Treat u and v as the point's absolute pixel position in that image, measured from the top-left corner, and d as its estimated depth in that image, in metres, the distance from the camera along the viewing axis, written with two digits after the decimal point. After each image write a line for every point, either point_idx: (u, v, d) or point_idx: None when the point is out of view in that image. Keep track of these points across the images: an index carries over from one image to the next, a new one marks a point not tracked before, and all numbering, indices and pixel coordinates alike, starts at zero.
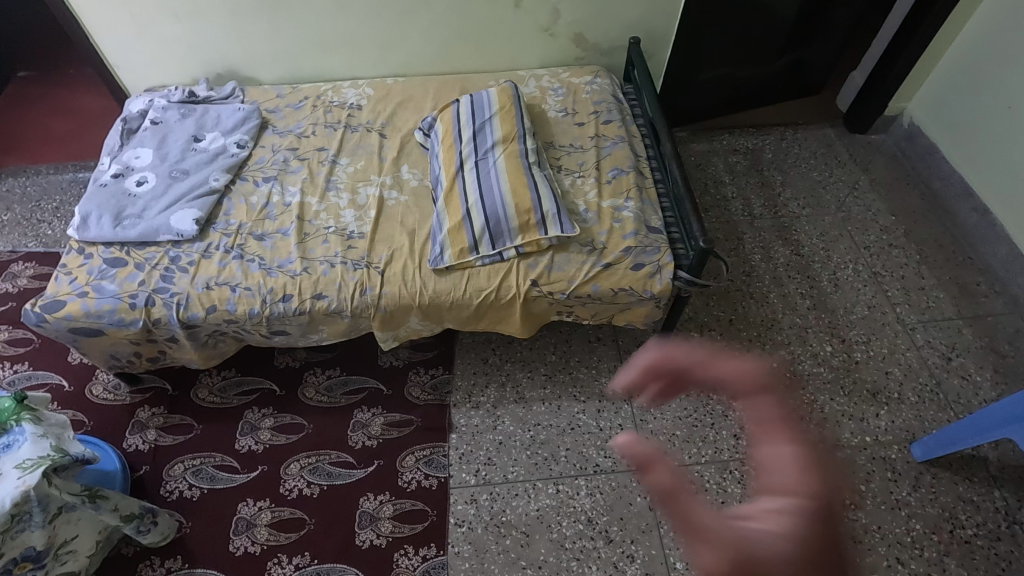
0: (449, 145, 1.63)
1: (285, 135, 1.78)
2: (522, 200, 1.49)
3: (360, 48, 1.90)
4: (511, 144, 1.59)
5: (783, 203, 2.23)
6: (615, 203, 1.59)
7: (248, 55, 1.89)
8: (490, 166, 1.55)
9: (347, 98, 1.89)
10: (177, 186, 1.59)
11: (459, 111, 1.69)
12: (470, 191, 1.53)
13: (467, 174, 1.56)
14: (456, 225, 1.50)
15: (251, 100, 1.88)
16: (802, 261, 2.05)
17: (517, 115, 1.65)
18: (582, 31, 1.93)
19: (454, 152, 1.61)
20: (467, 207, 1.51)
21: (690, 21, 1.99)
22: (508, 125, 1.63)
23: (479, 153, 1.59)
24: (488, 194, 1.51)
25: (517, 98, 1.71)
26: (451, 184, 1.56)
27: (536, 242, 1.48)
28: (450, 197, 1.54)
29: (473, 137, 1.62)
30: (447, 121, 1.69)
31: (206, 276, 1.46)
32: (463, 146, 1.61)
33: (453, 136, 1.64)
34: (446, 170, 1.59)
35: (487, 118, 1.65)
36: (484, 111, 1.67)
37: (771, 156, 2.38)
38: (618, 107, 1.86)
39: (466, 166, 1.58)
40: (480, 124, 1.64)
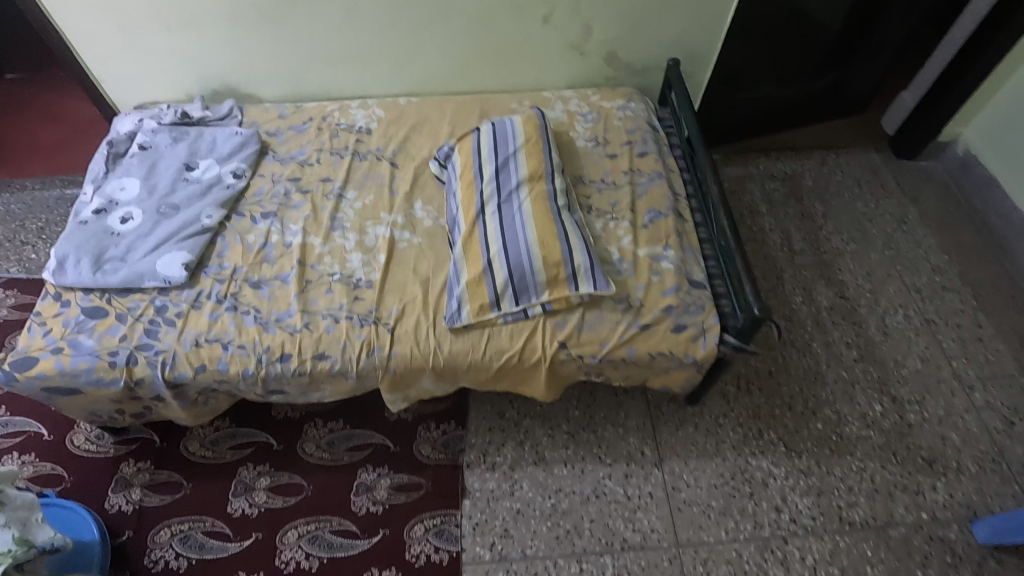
0: (467, 182, 1.46)
1: (287, 163, 1.62)
2: (550, 251, 1.31)
3: (370, 64, 1.72)
4: (537, 184, 1.41)
5: (826, 238, 2.04)
6: (652, 252, 1.43)
7: (247, 72, 1.72)
8: (515, 210, 1.38)
9: (355, 120, 1.72)
10: (166, 224, 1.42)
11: (479, 144, 1.52)
12: (492, 238, 1.35)
13: (488, 218, 1.38)
14: (475, 277, 1.33)
15: (249, 120, 1.71)
16: (847, 305, 1.88)
17: (543, 150, 1.48)
18: (615, 49, 1.75)
19: (474, 191, 1.44)
20: (489, 256, 1.34)
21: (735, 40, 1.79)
22: (534, 162, 1.45)
23: (501, 192, 1.41)
24: (511, 242, 1.33)
25: (545, 129, 1.54)
26: (471, 228, 1.39)
27: (565, 298, 1.31)
28: (470, 244, 1.37)
29: (494, 174, 1.44)
30: (466, 154, 1.52)
31: (196, 330, 1.30)
32: (483, 184, 1.44)
33: (472, 171, 1.47)
34: (464, 213, 1.42)
35: (510, 152, 1.47)
36: (508, 143, 1.49)
37: (812, 183, 2.20)
38: (655, 136, 1.68)
39: (486, 208, 1.40)
40: (502, 160, 1.46)
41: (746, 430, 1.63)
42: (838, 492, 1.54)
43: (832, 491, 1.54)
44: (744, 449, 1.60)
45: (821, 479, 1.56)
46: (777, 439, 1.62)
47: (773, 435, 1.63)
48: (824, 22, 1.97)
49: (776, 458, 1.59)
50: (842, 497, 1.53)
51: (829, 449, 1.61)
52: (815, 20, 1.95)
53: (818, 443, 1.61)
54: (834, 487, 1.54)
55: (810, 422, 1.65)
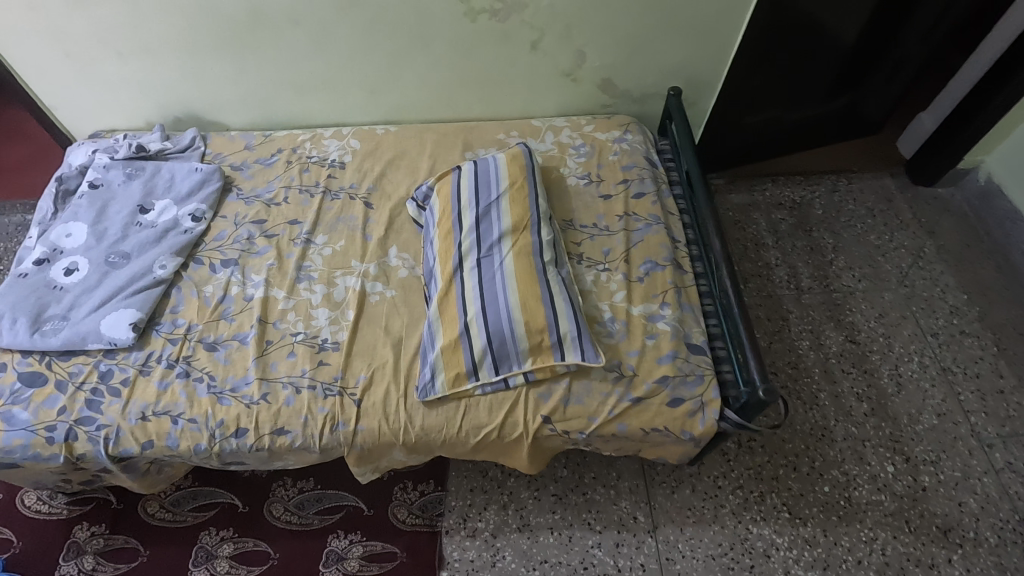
0: (444, 231, 1.32)
1: (251, 202, 1.49)
2: (533, 316, 1.18)
3: (343, 91, 1.58)
4: (520, 236, 1.28)
5: (835, 274, 1.91)
6: (647, 310, 1.30)
7: (210, 99, 1.59)
8: (496, 266, 1.25)
9: (327, 152, 1.59)
10: (114, 276, 1.30)
11: (458, 187, 1.38)
12: (470, 299, 1.22)
13: (466, 274, 1.25)
14: (450, 343, 1.20)
15: (213, 152, 1.58)
16: (858, 351, 1.76)
17: (529, 195, 1.35)
18: (610, 76, 1.61)
19: (451, 242, 1.30)
20: (466, 320, 1.21)
21: (743, 67, 1.65)
22: (519, 211, 1.32)
23: (481, 245, 1.28)
24: (491, 305, 1.20)
25: (532, 170, 1.40)
26: (447, 285, 1.26)
27: (549, 368, 1.19)
28: (445, 304, 1.24)
29: (474, 224, 1.31)
30: (444, 197, 1.39)
31: (142, 401, 1.18)
32: (461, 234, 1.30)
33: (450, 219, 1.34)
34: (440, 267, 1.29)
35: (492, 198, 1.34)
36: (490, 187, 1.36)
37: (822, 213, 2.06)
38: (653, 173, 1.54)
39: (465, 263, 1.27)
40: (483, 207, 1.33)
41: (747, 493, 1.52)
42: (845, 566, 1.42)
43: (839, 564, 1.42)
44: (744, 515, 1.49)
45: (827, 550, 1.44)
46: (780, 504, 1.50)
47: (776, 499, 1.51)
48: (840, 42, 1.82)
49: (779, 526, 1.47)
50: (850, 571, 1.41)
51: (836, 516, 1.49)
52: (829, 41, 1.80)
53: (825, 509, 1.50)
54: (841, 560, 1.43)
55: (816, 485, 1.53)
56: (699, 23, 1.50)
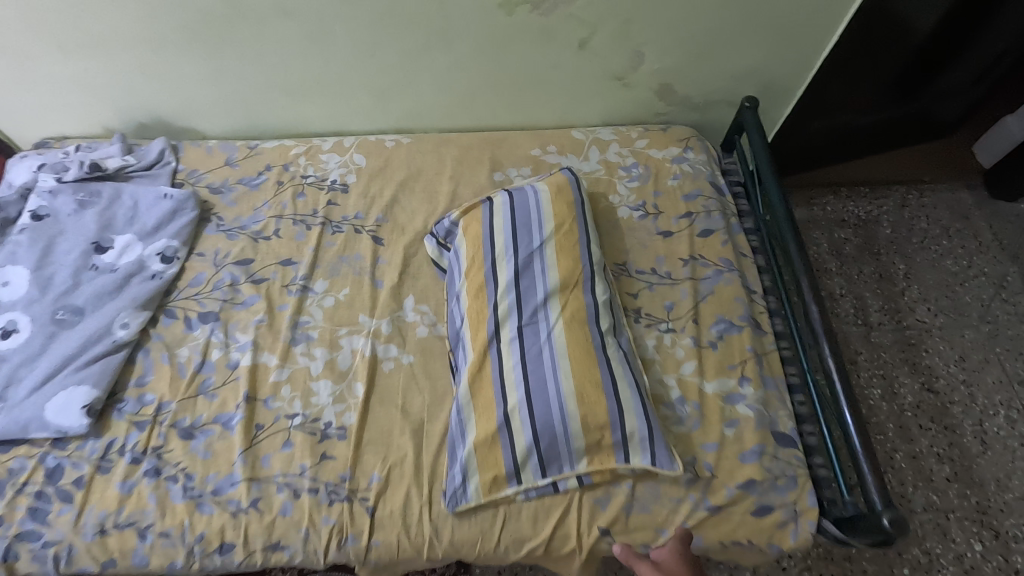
0: (475, 286, 1.06)
1: (235, 235, 1.22)
2: (590, 409, 0.94)
3: (345, 94, 1.30)
4: (571, 298, 1.03)
5: (908, 308, 1.68)
6: (724, 388, 1.07)
7: (182, 103, 1.29)
8: (542, 340, 1.00)
9: (326, 170, 1.31)
10: (63, 340, 1.05)
11: (490, 227, 1.11)
12: (511, 382, 0.98)
13: (504, 349, 1.00)
14: (486, 439, 0.96)
15: (187, 169, 1.29)
16: (936, 402, 1.54)
17: (579, 242, 1.09)
18: (670, 81, 1.32)
19: (484, 303, 1.05)
20: (506, 411, 0.96)
21: (829, 74, 1.37)
22: (568, 264, 1.06)
23: (522, 309, 1.03)
24: (538, 393, 0.96)
25: (581, 207, 1.14)
26: (480, 360, 1.01)
27: (609, 471, 0.95)
28: (479, 386, 1.00)
29: (513, 280, 1.05)
30: (473, 239, 1.12)
31: (100, 509, 0.94)
32: (496, 293, 1.05)
33: (481, 270, 1.08)
34: (470, 334, 1.04)
35: (534, 244, 1.08)
36: (531, 230, 1.10)
37: (890, 232, 1.81)
38: (721, 203, 1.28)
39: (503, 333, 1.02)
40: (524, 257, 1.07)
41: None
42: None
43: None
44: None
45: None
46: None
47: None
48: (936, 40, 1.53)
49: None
50: None
51: None
52: (923, 39, 1.51)
53: None
54: None
55: (895, 567, 1.33)
56: (788, 20, 1.22)
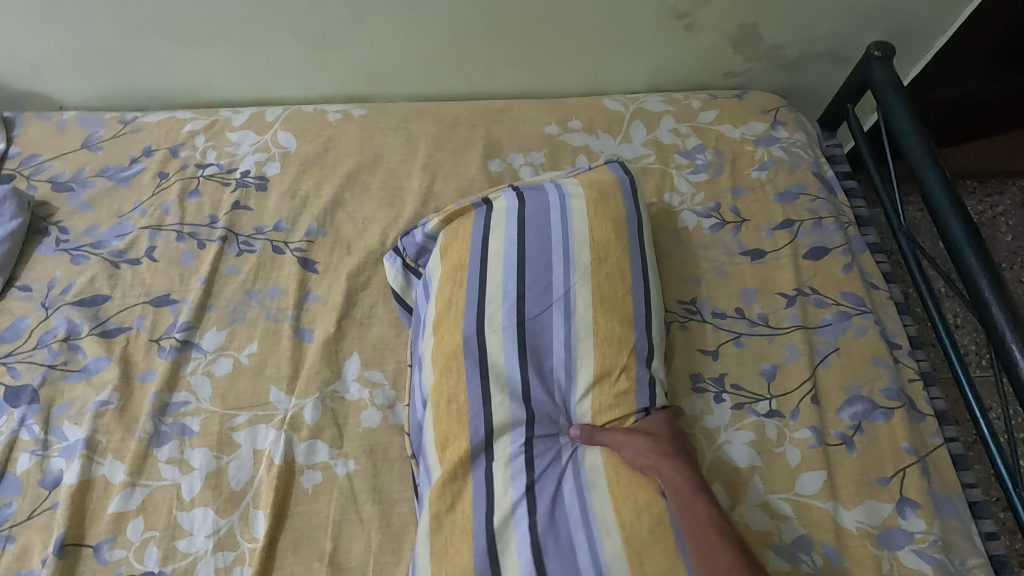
0: (450, 357, 0.62)
1: (83, 258, 0.78)
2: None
3: (265, 37, 0.86)
4: (615, 392, 0.60)
5: None
6: (873, 519, 0.64)
7: (14, 50, 0.86)
8: (565, 467, 0.58)
9: (236, 156, 0.87)
10: None
11: (482, 253, 0.68)
12: (506, 541, 0.54)
13: (499, 477, 0.57)
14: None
15: (23, 154, 0.86)
16: None
17: (631, 286, 0.66)
18: (752, 20, 0.88)
19: (465, 388, 0.61)
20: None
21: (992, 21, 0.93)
22: (610, 328, 0.63)
23: (534, 408, 0.60)
24: (559, 562, 0.52)
25: (634, 222, 0.70)
26: (456, 495, 0.58)
27: None
28: (447, 540, 0.56)
29: (517, 352, 0.62)
30: (454, 270, 0.68)
31: None
32: (485, 373, 0.61)
33: (462, 327, 0.64)
34: (437, 440, 0.61)
35: (554, 290, 0.65)
36: (551, 262, 0.66)
37: (1012, 241, 1.37)
38: (833, 205, 0.85)
39: (498, 447, 0.59)
40: (535, 312, 0.64)
41: None
42: None
43: None
44: None
45: None
46: None
47: None
48: None
49: None
50: None
51: None
52: None
53: None
54: None
55: None
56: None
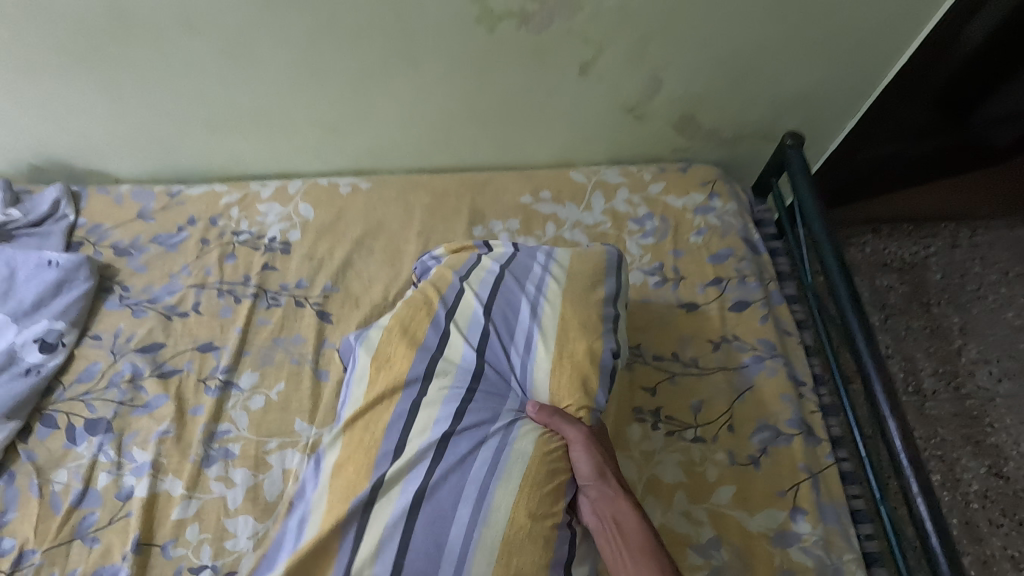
0: (418, 306, 0.83)
1: (142, 311, 0.96)
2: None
3: (289, 128, 1.05)
4: (567, 390, 0.73)
5: (967, 372, 1.42)
6: (772, 525, 0.81)
7: (82, 140, 1.04)
8: (489, 444, 0.68)
9: (264, 225, 1.05)
10: None
11: (476, 257, 0.90)
12: (400, 473, 0.68)
13: (424, 416, 0.72)
14: (308, 550, 0.66)
15: (89, 223, 1.04)
16: (1009, 491, 1.28)
17: (603, 299, 0.81)
18: (692, 111, 1.07)
19: (426, 329, 0.80)
20: (364, 504, 0.66)
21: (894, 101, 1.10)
22: (579, 327, 0.77)
23: (484, 362, 0.77)
24: (442, 490, 0.66)
25: (614, 267, 0.86)
26: (377, 414, 0.74)
27: None
28: (349, 455, 0.72)
29: (483, 316, 0.81)
30: (443, 270, 0.89)
31: None
32: (446, 324, 0.81)
33: (440, 294, 0.85)
34: (374, 364, 0.79)
35: (528, 288, 0.83)
36: (531, 271, 0.85)
37: (941, 279, 1.55)
38: (757, 265, 1.03)
39: (436, 382, 0.75)
40: (506, 294, 0.83)
41: None
42: None
43: None
44: None
45: None
46: None
47: None
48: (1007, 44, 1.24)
49: None
50: None
51: None
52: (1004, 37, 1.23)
53: None
54: None
55: None
56: (847, 28, 0.96)
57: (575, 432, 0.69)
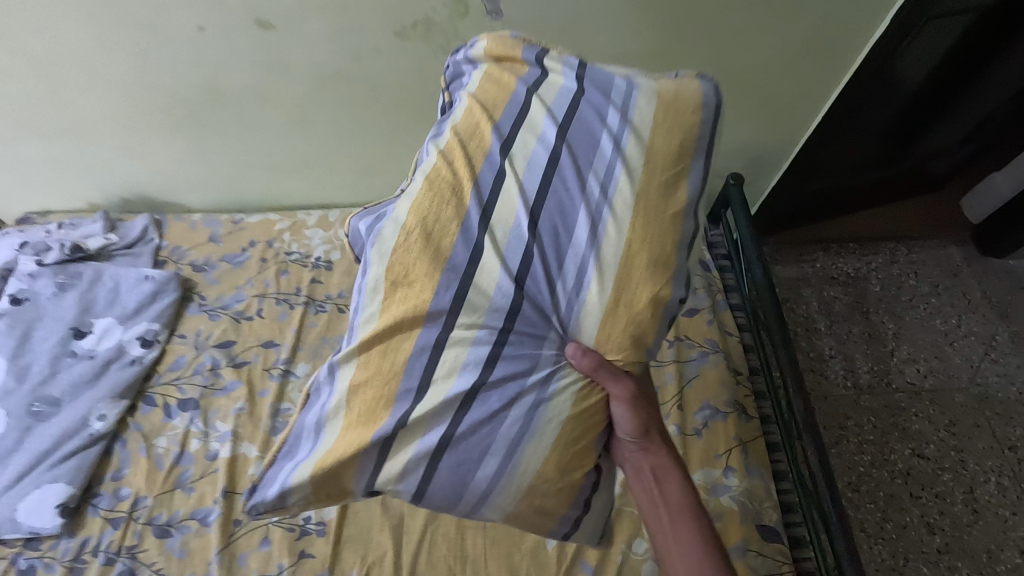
0: (443, 199, 0.70)
1: (216, 316, 1.21)
2: (516, 518, 0.67)
3: (332, 170, 1.31)
4: (617, 341, 0.65)
5: (898, 369, 1.67)
6: (709, 479, 1.06)
7: (166, 179, 1.30)
8: (523, 402, 0.64)
9: (310, 246, 1.31)
10: (36, 436, 1.04)
11: (518, 116, 0.74)
12: (423, 416, 0.63)
13: (452, 356, 0.64)
14: (328, 475, 0.64)
15: (170, 245, 1.30)
16: (927, 469, 1.53)
17: (682, 216, 0.67)
18: None
19: (454, 236, 0.68)
20: (384, 440, 0.63)
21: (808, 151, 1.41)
22: (647, 264, 0.65)
23: (522, 295, 0.66)
24: (473, 435, 0.63)
25: (704, 151, 0.70)
26: (394, 341, 0.66)
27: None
28: (367, 377, 0.65)
29: (528, 234, 0.68)
30: (475, 146, 0.74)
31: None
32: (478, 237, 0.68)
33: (473, 177, 0.72)
34: (390, 278, 0.68)
35: (591, 182, 0.69)
36: (599, 148, 0.70)
37: (880, 290, 1.80)
38: (706, 280, 1.28)
39: (469, 311, 0.66)
40: (559, 195, 0.69)
41: None
42: None
43: None
44: None
45: None
46: None
47: None
48: (928, 93, 1.43)
49: None
50: None
51: None
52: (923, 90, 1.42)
53: None
54: None
55: None
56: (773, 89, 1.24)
57: (619, 388, 0.65)
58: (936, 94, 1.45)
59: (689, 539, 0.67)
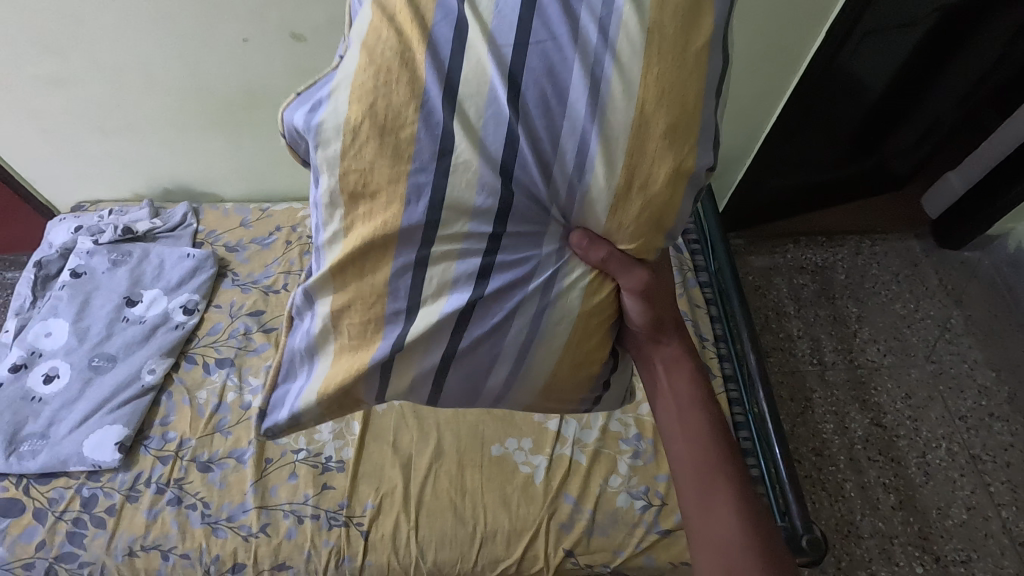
0: (391, 70, 0.68)
1: (248, 289, 1.38)
2: (536, 405, 0.83)
3: None
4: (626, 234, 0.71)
5: (860, 348, 1.83)
6: None
7: (203, 171, 1.48)
8: (529, 309, 0.73)
9: None
10: (97, 387, 1.21)
11: None
12: (417, 337, 0.71)
13: (440, 274, 0.71)
14: (335, 398, 0.74)
15: (206, 229, 1.48)
16: (884, 436, 1.68)
17: (708, 46, 0.63)
18: None
19: (428, 117, 0.67)
20: (384, 362, 0.72)
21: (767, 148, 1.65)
22: (663, 133, 0.65)
23: (511, 188, 0.70)
24: (496, 337, 0.73)
25: None
26: (366, 266, 0.72)
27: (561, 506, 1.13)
28: (349, 303, 0.73)
29: (509, 111, 0.67)
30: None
31: (130, 534, 1.08)
32: (444, 120, 0.67)
33: (426, 32, 0.68)
34: (348, 200, 0.71)
35: (584, 22, 0.65)
36: None
37: (845, 278, 1.97)
38: (677, 260, 1.45)
39: (455, 223, 0.70)
40: (540, 49, 0.66)
41: None
42: None
43: None
44: None
45: None
46: None
47: None
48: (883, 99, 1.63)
49: None
50: None
51: None
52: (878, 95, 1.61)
53: None
54: None
55: None
56: None
57: (630, 279, 0.73)
58: (889, 100, 1.64)
59: (696, 426, 0.81)
